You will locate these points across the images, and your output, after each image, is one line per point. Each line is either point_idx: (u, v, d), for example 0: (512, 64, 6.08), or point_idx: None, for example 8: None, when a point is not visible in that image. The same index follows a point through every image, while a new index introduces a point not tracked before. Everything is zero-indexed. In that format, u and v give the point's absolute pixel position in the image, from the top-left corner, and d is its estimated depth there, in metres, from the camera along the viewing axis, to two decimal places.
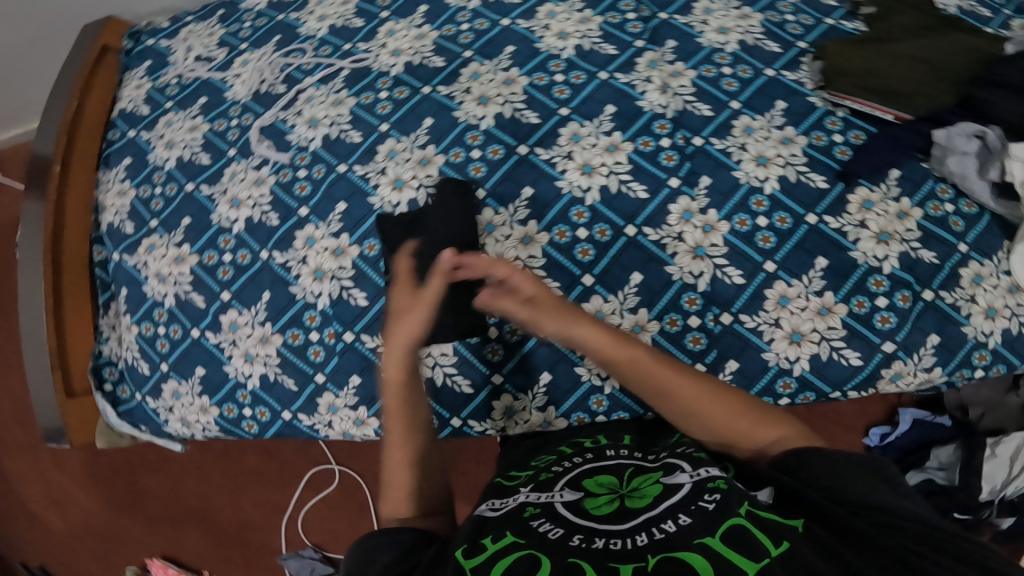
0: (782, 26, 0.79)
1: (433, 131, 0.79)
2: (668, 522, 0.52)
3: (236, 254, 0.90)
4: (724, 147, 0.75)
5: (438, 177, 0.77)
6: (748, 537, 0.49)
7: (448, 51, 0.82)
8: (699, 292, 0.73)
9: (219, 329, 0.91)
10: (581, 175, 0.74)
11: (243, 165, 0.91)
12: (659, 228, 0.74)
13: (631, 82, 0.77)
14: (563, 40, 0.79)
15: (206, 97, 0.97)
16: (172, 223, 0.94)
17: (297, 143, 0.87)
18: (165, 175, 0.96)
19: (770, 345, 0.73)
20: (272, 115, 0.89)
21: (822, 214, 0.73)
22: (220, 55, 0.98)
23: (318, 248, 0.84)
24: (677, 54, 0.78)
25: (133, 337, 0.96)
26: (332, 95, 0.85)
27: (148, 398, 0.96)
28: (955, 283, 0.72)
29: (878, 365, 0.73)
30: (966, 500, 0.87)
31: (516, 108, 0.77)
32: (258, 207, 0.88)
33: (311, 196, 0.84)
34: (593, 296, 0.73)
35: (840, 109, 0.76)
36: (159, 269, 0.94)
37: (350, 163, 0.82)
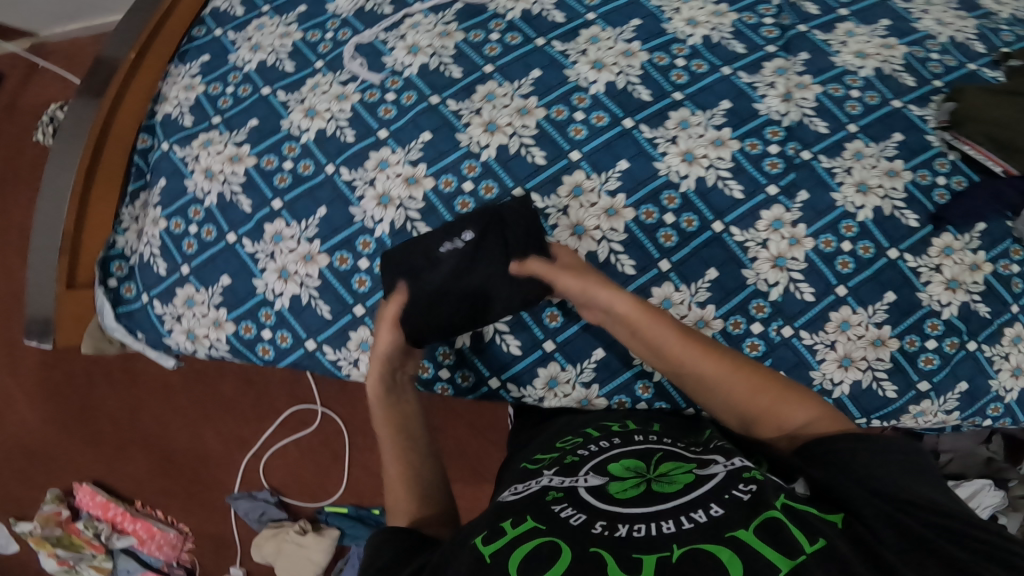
0: (924, 63, 0.76)
1: (540, 84, 0.77)
2: (699, 512, 0.49)
3: (298, 164, 0.87)
4: (829, 167, 0.72)
5: (535, 129, 0.75)
6: (785, 533, 0.46)
7: (570, 8, 0.79)
8: (768, 301, 0.71)
9: (259, 238, 0.88)
10: (682, 161, 0.72)
11: (329, 79, 0.88)
12: (746, 230, 0.71)
13: (752, 83, 0.74)
14: (691, 27, 0.77)
15: (305, 7, 0.94)
16: (237, 122, 0.91)
17: (392, 66, 0.84)
18: (241, 77, 0.93)
19: (819, 366, 0.70)
20: (372, 34, 0.87)
21: (904, 251, 0.70)
22: None
23: (391, 173, 0.80)
24: (807, 67, 0.75)
25: (157, 231, 0.92)
26: (441, 26, 0.83)
27: (156, 301, 0.92)
28: (998, 339, 0.70)
29: (908, 400, 0.70)
30: None
31: (630, 82, 0.75)
32: (335, 121, 0.85)
33: (395, 120, 0.82)
34: (665, 282, 0.71)
35: (952, 153, 0.72)
36: (209, 166, 0.91)
37: (444, 96, 0.80)
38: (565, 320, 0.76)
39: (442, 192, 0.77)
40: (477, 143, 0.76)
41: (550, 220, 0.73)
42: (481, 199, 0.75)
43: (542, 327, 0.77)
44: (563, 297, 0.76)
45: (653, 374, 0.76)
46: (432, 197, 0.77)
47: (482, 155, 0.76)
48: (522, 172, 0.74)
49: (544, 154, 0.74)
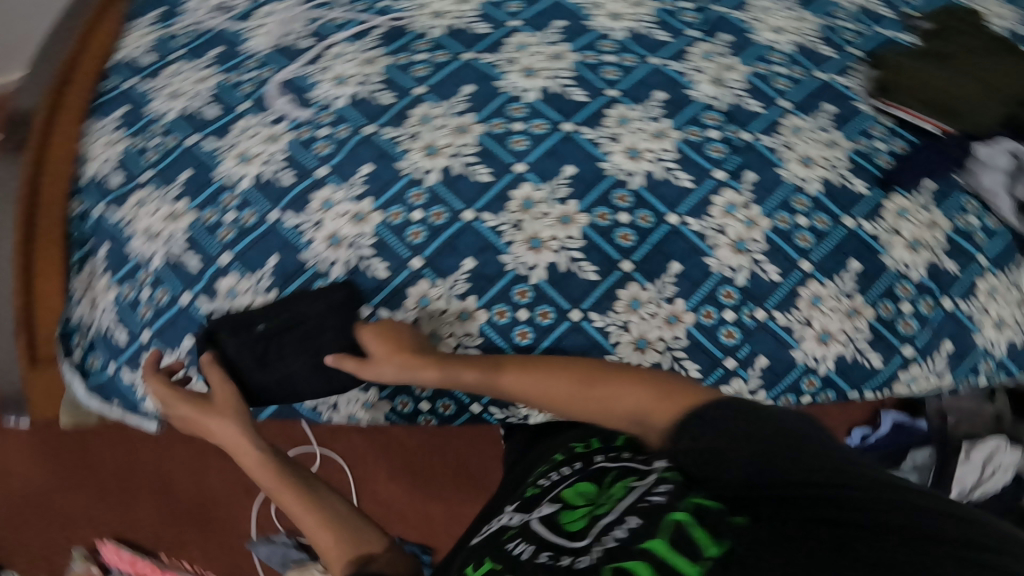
0: (836, 32, 0.76)
1: (474, 98, 0.75)
2: (619, 528, 0.48)
3: (240, 214, 0.82)
4: (769, 144, 0.71)
5: (477, 146, 0.73)
6: (688, 536, 0.43)
7: (492, 18, 0.77)
8: (736, 286, 0.71)
9: (214, 295, 0.83)
10: (626, 158, 0.71)
11: (258, 120, 0.84)
12: (701, 218, 0.71)
13: (682, 70, 0.73)
14: (615, 21, 0.75)
15: (221, 48, 0.88)
16: (169, 176, 0.86)
17: (320, 100, 0.81)
18: (164, 127, 0.87)
19: (799, 345, 0.71)
20: (293, 69, 0.84)
21: (860, 218, 0.70)
22: (242, 4, 0.90)
23: (336, 212, 0.77)
24: (731, 48, 0.75)
25: (110, 300, 0.88)
26: (363, 54, 0.80)
27: (124, 368, 0.88)
28: (972, 294, 0.71)
29: (895, 367, 0.72)
30: None
31: (563, 84, 0.73)
32: (270, 164, 0.82)
33: (333, 155, 0.79)
34: (630, 282, 0.71)
35: (885, 117, 0.73)
36: (149, 226, 0.86)
37: (380, 124, 0.77)
38: (538, 335, 0.72)
39: (393, 224, 0.75)
40: (420, 168, 0.74)
41: (505, 236, 0.72)
42: (432, 225, 0.73)
43: (512, 345, 0.72)
44: (530, 312, 0.72)
45: None
46: (383, 231, 0.75)
47: (426, 181, 0.74)
48: (470, 192, 0.72)
49: (489, 171, 0.72)
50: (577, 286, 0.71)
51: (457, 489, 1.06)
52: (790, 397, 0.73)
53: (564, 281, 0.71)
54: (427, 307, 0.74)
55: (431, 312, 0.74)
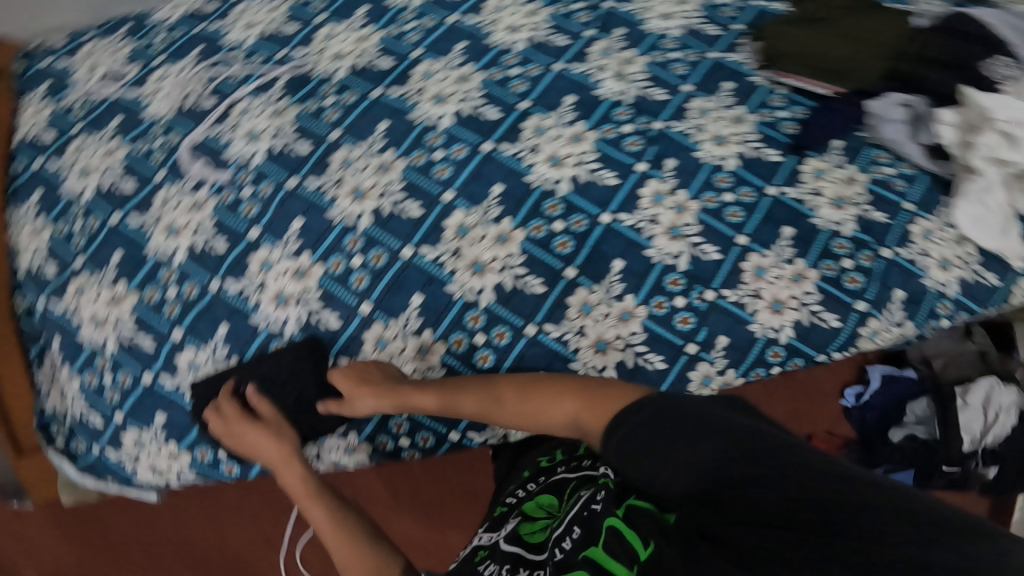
0: (716, 9, 0.81)
1: (392, 134, 0.75)
2: (565, 539, 0.53)
3: (182, 288, 0.81)
4: (682, 130, 0.73)
5: (403, 182, 0.74)
6: (623, 540, 0.48)
7: (394, 52, 0.80)
8: (680, 272, 0.72)
9: (175, 371, 0.82)
10: (550, 167, 0.72)
11: (176, 189, 0.83)
12: (633, 212, 0.72)
13: (586, 71, 0.75)
14: (514, 34, 0.78)
15: (121, 116, 0.89)
16: (100, 259, 0.85)
17: (238, 159, 0.81)
18: (84, 209, 0.87)
19: (754, 317, 0.72)
20: (202, 131, 0.84)
21: (781, 186, 0.73)
22: (132, 71, 0.92)
23: (277, 271, 0.77)
24: (627, 41, 0.77)
25: (76, 389, 0.86)
26: (271, 105, 0.82)
27: (109, 449, 0.86)
28: (908, 239, 0.73)
29: (855, 324, 0.73)
30: (948, 454, 0.87)
31: (474, 105, 0.74)
32: (201, 234, 0.80)
33: (261, 215, 0.78)
34: (578, 288, 0.72)
35: (782, 87, 0.77)
36: (94, 312, 0.85)
37: (302, 175, 0.77)
38: (498, 356, 0.73)
39: (335, 274, 0.74)
40: (351, 215, 0.74)
41: (446, 266, 0.72)
42: (374, 268, 0.73)
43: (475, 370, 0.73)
44: (488, 335, 0.73)
45: None
46: (328, 283, 0.75)
47: (360, 226, 0.74)
48: (403, 229, 0.73)
49: (420, 204, 0.73)
50: (526, 302, 0.72)
51: (456, 513, 1.07)
52: (760, 371, 0.74)
53: (514, 297, 0.72)
54: (386, 348, 0.74)
55: (391, 353, 0.74)
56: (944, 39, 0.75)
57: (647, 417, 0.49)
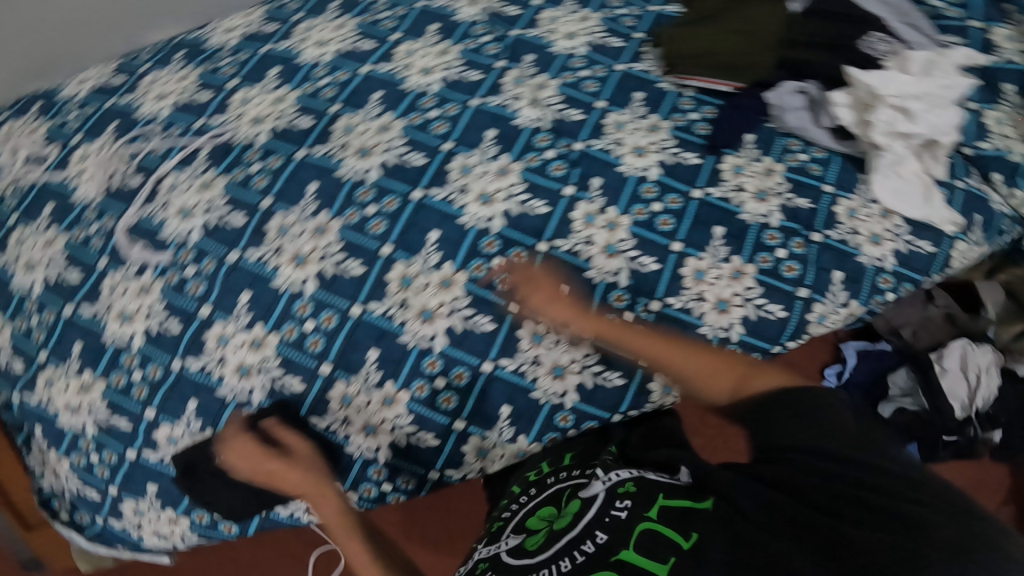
0: (617, 21, 1.13)
1: (321, 195, 1.01)
2: (588, 543, 0.71)
3: (147, 371, 1.03)
4: (540, 180, 0.96)
5: (339, 241, 0.98)
6: (661, 541, 0.66)
7: (313, 108, 1.11)
8: (623, 289, 0.93)
9: (156, 445, 1.03)
10: (481, 206, 0.95)
11: (121, 277, 1.09)
12: (568, 237, 0.94)
13: (503, 104, 1.03)
14: (428, 79, 1.08)
15: (52, 202, 1.19)
16: (61, 352, 1.09)
17: (175, 239, 1.06)
18: (37, 305, 1.11)
19: (703, 321, 0.93)
20: (131, 216, 1.11)
21: (687, 193, 0.95)
22: (53, 153, 1.24)
23: (234, 345, 0.99)
24: (499, 144, 1.00)
25: (68, 468, 1.08)
26: (197, 180, 1.10)
27: (111, 519, 1.08)
28: (781, 259, 0.92)
29: (801, 311, 0.93)
30: (946, 421, 1.14)
31: (402, 154, 1.01)
32: (153, 318, 1.04)
33: (208, 293, 1.02)
34: (525, 324, 0.94)
35: (672, 100, 0.96)
36: (67, 402, 1.07)
37: (242, 249, 1.02)
38: (460, 397, 0.95)
39: (372, 315, 0.95)
40: (296, 280, 0.98)
41: (399, 316, 0.95)
42: (327, 328, 0.96)
43: (444, 412, 0.96)
44: (446, 379, 0.94)
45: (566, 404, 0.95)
46: (285, 351, 0.97)
47: (331, 276, 0.97)
48: (350, 288, 0.96)
49: (362, 271, 0.96)
50: (490, 303, 0.94)
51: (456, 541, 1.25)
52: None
53: (465, 340, 0.93)
54: (352, 403, 0.97)
55: (357, 407, 0.97)
56: (814, 22, 1.08)
57: (774, 414, 0.72)
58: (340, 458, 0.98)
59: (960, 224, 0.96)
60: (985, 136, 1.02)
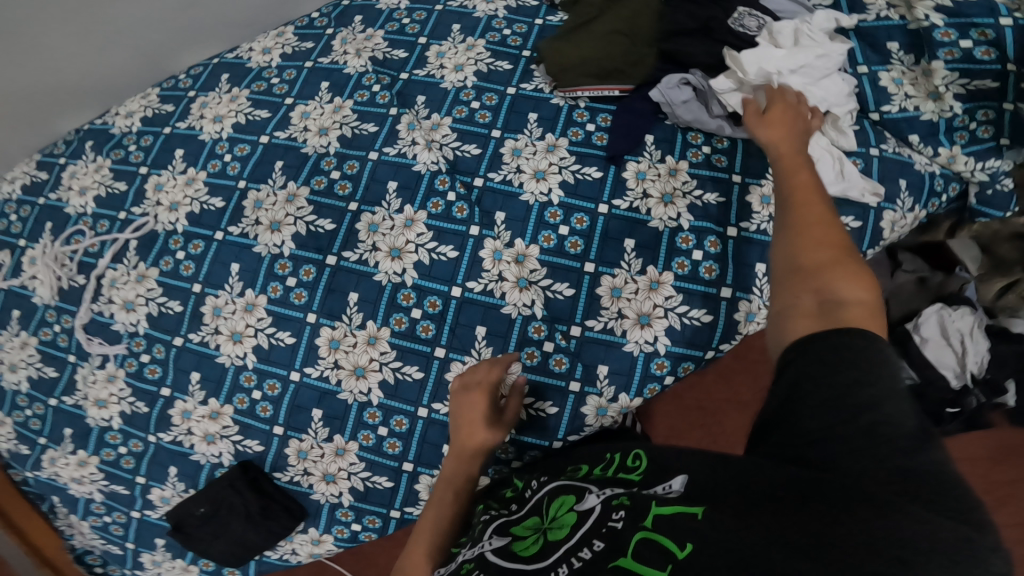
0: None
1: (403, 190, 0.81)
2: (586, 549, 0.51)
3: (264, 388, 0.84)
4: (502, 179, 0.81)
5: (429, 231, 0.80)
6: (657, 548, 0.45)
7: (268, 102, 0.88)
8: (687, 229, 0.79)
9: (154, 506, 0.91)
10: (537, 181, 0.80)
11: (89, 367, 0.91)
12: (625, 196, 0.80)
13: (537, 87, 0.84)
14: (462, 72, 0.86)
15: (18, 309, 0.94)
16: (56, 436, 0.92)
17: (125, 330, 0.88)
18: (28, 397, 0.94)
19: (626, 337, 0.78)
20: (86, 312, 0.89)
21: (610, 201, 0.80)
22: (4, 258, 0.95)
23: (348, 345, 0.81)
24: (429, 107, 0.85)
25: (89, 529, 0.95)
26: (133, 271, 0.87)
27: (137, 570, 0.97)
28: (750, 211, 0.78)
29: (875, 220, 0.78)
30: (939, 394, 0.92)
31: (353, 126, 0.84)
32: (263, 333, 0.82)
33: (165, 376, 0.87)
34: (602, 277, 0.78)
35: (579, 100, 0.83)
36: (71, 474, 0.92)
37: (338, 251, 0.81)
38: (572, 359, 0.79)
39: (401, 331, 0.80)
40: (394, 272, 0.79)
41: (408, 377, 0.80)
42: (434, 315, 0.79)
43: (558, 376, 0.79)
44: (555, 342, 0.79)
45: (658, 349, 0.78)
46: (398, 342, 0.80)
47: (407, 280, 0.79)
48: (285, 357, 0.82)
49: (364, 313, 0.80)
50: (444, 270, 0.79)
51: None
52: (653, 386, 0.79)
53: (456, 334, 0.79)
54: (308, 457, 0.86)
55: (313, 458, 0.86)
56: (682, 8, 0.82)
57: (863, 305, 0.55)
58: (300, 502, 0.89)
59: (923, 135, 0.80)
60: (860, 7, 0.82)
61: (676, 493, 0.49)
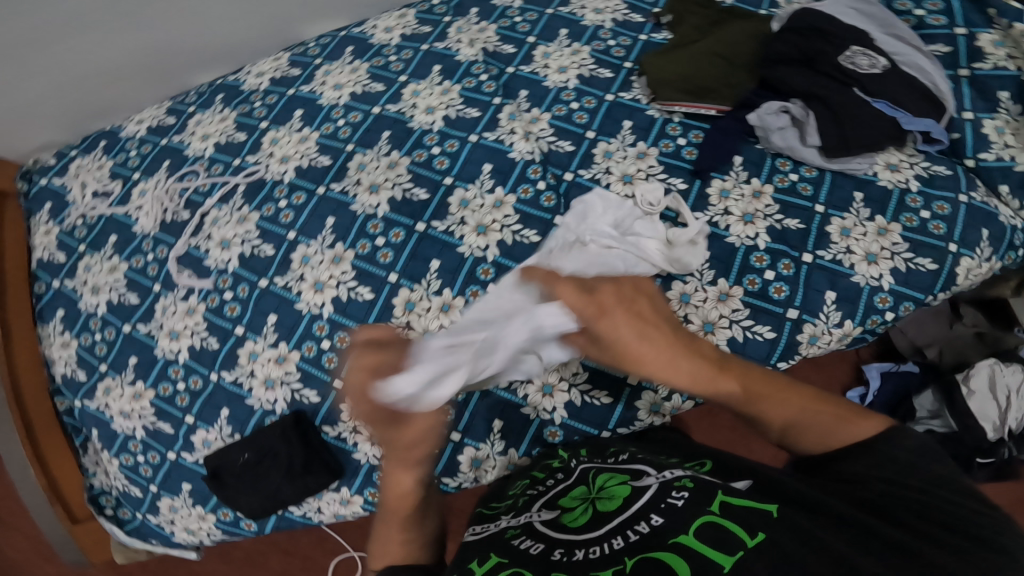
0: None
1: (496, 174, 0.86)
2: (643, 524, 0.59)
3: (335, 339, 0.88)
4: (590, 177, 0.85)
5: (516, 215, 0.84)
6: (726, 532, 0.52)
7: (384, 77, 0.97)
8: (762, 250, 0.80)
9: (193, 448, 0.94)
10: (624, 184, 0.84)
11: (171, 298, 0.98)
12: (706, 210, 0.82)
13: (635, 98, 0.89)
14: (564, 73, 0.92)
15: (116, 235, 1.04)
16: (119, 364, 0.99)
17: (216, 266, 0.96)
18: (101, 320, 1.02)
19: None
20: (183, 245, 0.98)
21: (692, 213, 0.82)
22: (116, 188, 1.07)
23: (420, 310, 0.83)
24: (530, 101, 0.90)
25: (116, 468, 0.99)
26: (236, 213, 0.96)
27: (149, 515, 1.00)
28: (828, 241, 0.80)
29: (951, 265, 0.78)
30: (973, 441, 0.91)
31: (458, 109, 0.91)
32: (343, 285, 0.88)
33: (243, 315, 0.93)
34: (674, 282, 0.80)
35: (674, 115, 0.88)
36: (121, 408, 0.98)
37: (427, 220, 0.86)
38: None
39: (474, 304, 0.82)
40: (478, 247, 0.84)
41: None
42: None
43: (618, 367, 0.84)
44: None
45: None
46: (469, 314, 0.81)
47: (488, 255, 0.83)
48: (360, 312, 0.86)
49: (442, 281, 0.84)
50: (525, 252, 0.83)
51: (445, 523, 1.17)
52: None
53: None
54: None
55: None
56: (785, 38, 0.86)
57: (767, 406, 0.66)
58: (343, 459, 0.92)
59: (1013, 186, 0.81)
60: (980, 56, 0.86)
61: (744, 490, 0.58)
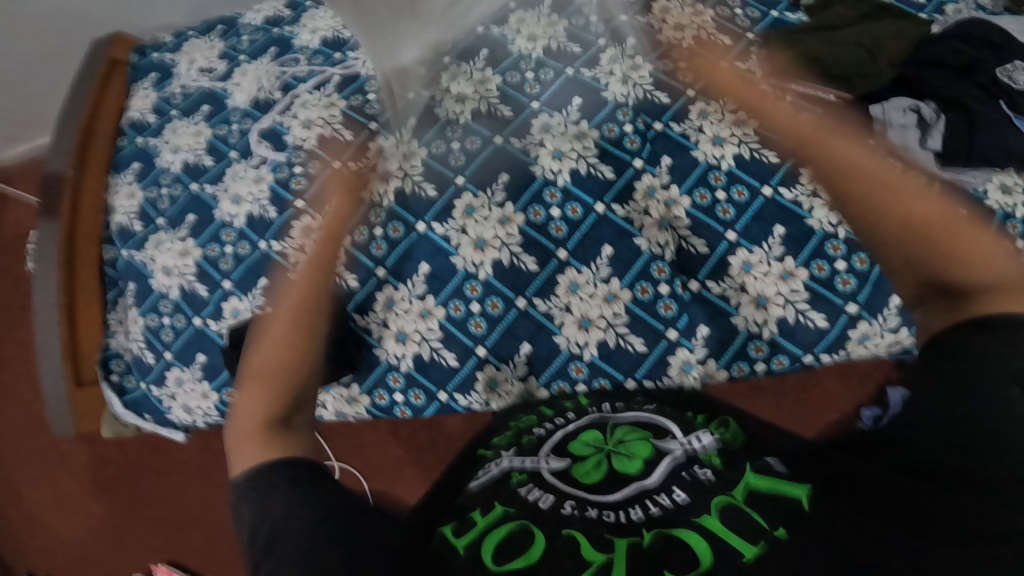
0: None
1: (585, 108, 0.92)
2: (664, 495, 0.53)
3: (388, 228, 0.92)
4: (680, 131, 0.90)
5: (596, 148, 0.89)
6: (748, 522, 0.47)
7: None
8: (840, 239, 0.82)
9: (221, 316, 0.98)
10: (713, 146, 0.88)
11: (243, 165, 1.02)
12: (793, 187, 0.85)
13: (749, 68, 0.92)
14: (682, 30, 0.93)
15: (208, 106, 1.09)
16: (179, 221, 1.03)
17: (293, 143, 1.01)
18: (172, 177, 1.06)
19: (738, 310, 0.83)
20: (269, 120, 1.03)
21: (776, 186, 0.85)
22: (221, 66, 1.11)
23: (480, 217, 0.90)
24: (637, 49, 0.94)
25: (139, 328, 1.02)
26: (325, 98, 1.02)
27: (153, 385, 1.03)
28: None
29: None
30: None
31: (562, 42, 0.96)
32: (410, 179, 0.93)
33: (306, 191, 0.99)
34: (738, 249, 0.84)
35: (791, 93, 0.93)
36: (165, 263, 1.01)
37: (507, 136, 0.92)
38: (679, 307, 0.84)
39: (535, 223, 0.88)
40: (551, 170, 0.89)
41: (523, 266, 0.87)
42: (571, 220, 0.87)
43: (659, 319, 0.84)
44: (670, 288, 0.84)
45: (761, 334, 0.83)
46: (529, 230, 0.88)
47: (559, 179, 0.89)
48: (421, 208, 0.92)
49: (508, 193, 0.90)
50: (595, 185, 0.88)
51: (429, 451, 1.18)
52: (742, 364, 0.84)
53: (583, 244, 0.86)
54: (393, 308, 0.90)
55: (398, 311, 0.90)
56: (943, 42, 0.91)
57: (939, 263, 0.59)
58: (363, 353, 0.91)
59: None
60: None
61: (780, 471, 0.53)
